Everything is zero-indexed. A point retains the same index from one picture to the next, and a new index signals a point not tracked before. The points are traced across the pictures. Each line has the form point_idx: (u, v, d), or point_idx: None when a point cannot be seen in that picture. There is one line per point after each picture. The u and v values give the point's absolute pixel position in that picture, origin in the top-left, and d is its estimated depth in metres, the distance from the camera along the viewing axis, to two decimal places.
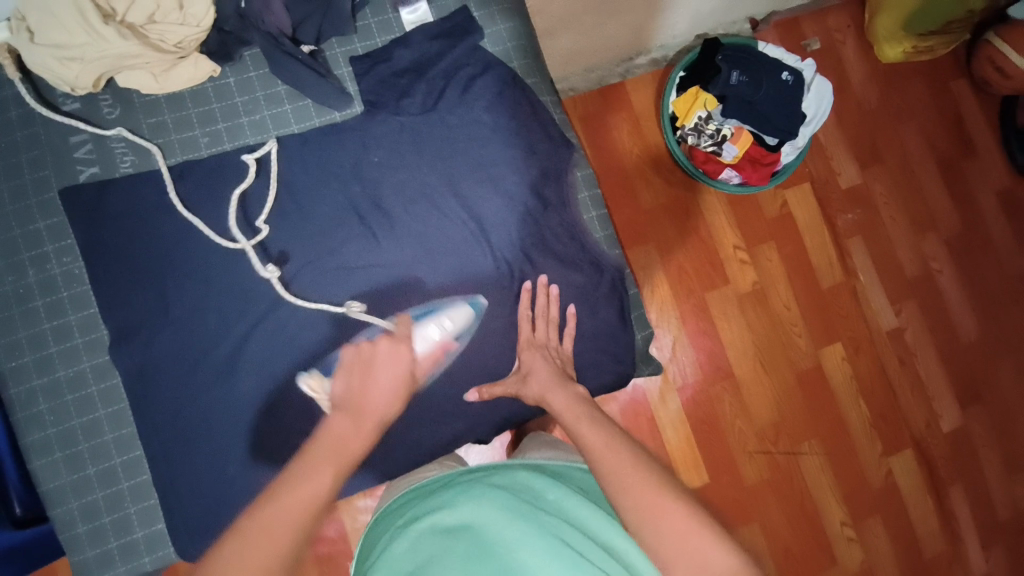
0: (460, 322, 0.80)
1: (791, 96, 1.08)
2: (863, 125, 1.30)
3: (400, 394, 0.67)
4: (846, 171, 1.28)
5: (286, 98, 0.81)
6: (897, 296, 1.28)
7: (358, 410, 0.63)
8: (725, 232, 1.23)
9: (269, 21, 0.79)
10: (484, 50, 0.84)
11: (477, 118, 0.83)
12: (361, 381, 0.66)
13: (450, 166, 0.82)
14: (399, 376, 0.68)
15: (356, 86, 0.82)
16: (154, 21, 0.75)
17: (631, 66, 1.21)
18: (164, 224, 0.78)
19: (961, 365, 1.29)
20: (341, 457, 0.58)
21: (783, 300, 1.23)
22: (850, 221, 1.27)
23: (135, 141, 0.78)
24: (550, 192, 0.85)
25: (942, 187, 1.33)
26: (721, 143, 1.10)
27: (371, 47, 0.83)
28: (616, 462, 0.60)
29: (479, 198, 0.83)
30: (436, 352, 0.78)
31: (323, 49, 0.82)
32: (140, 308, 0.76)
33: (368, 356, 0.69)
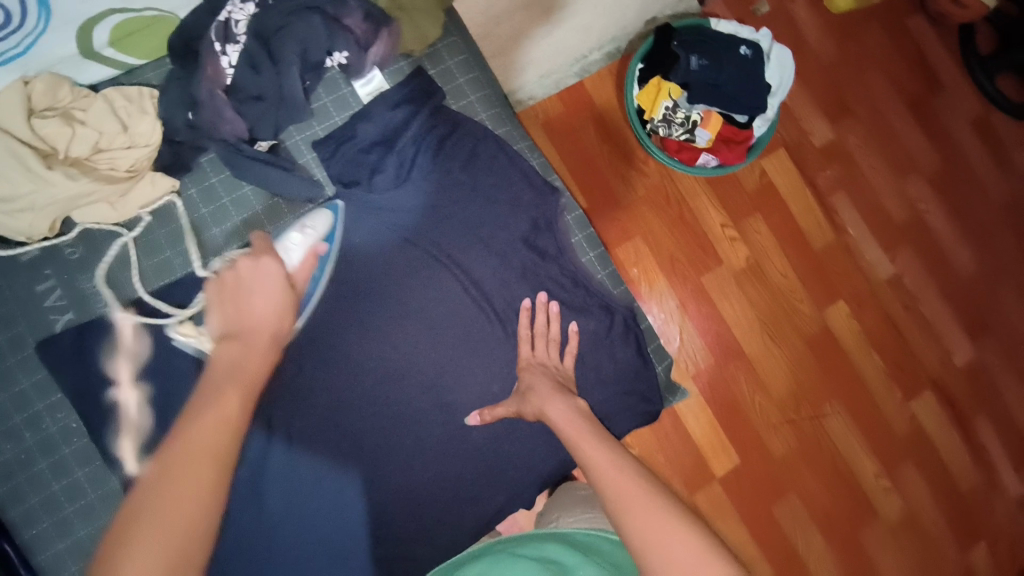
0: (323, 226, 0.76)
1: (754, 70, 1.06)
2: (826, 80, 1.29)
3: (281, 305, 0.68)
4: (817, 129, 1.28)
5: (253, 199, 0.78)
6: (889, 243, 1.28)
7: (242, 334, 0.64)
8: (709, 212, 1.22)
9: (225, 129, 0.76)
10: (448, 108, 0.80)
11: (456, 179, 0.80)
12: (236, 305, 0.67)
13: (438, 235, 0.80)
14: (276, 292, 0.68)
15: (323, 171, 0.80)
16: (101, 150, 0.74)
17: (586, 64, 1.19)
18: (153, 344, 0.75)
19: (964, 299, 1.30)
20: (241, 381, 0.59)
21: (780, 269, 1.23)
22: (830, 178, 1.27)
23: (104, 278, 0.75)
24: (544, 243, 0.83)
25: (916, 127, 1.32)
26: (693, 130, 1.09)
27: (331, 127, 0.80)
28: (619, 483, 0.63)
29: (470, 258, 0.81)
30: (309, 256, 0.74)
31: (283, 140, 0.79)
32: (142, 446, 0.74)
33: (235, 279, 0.68)
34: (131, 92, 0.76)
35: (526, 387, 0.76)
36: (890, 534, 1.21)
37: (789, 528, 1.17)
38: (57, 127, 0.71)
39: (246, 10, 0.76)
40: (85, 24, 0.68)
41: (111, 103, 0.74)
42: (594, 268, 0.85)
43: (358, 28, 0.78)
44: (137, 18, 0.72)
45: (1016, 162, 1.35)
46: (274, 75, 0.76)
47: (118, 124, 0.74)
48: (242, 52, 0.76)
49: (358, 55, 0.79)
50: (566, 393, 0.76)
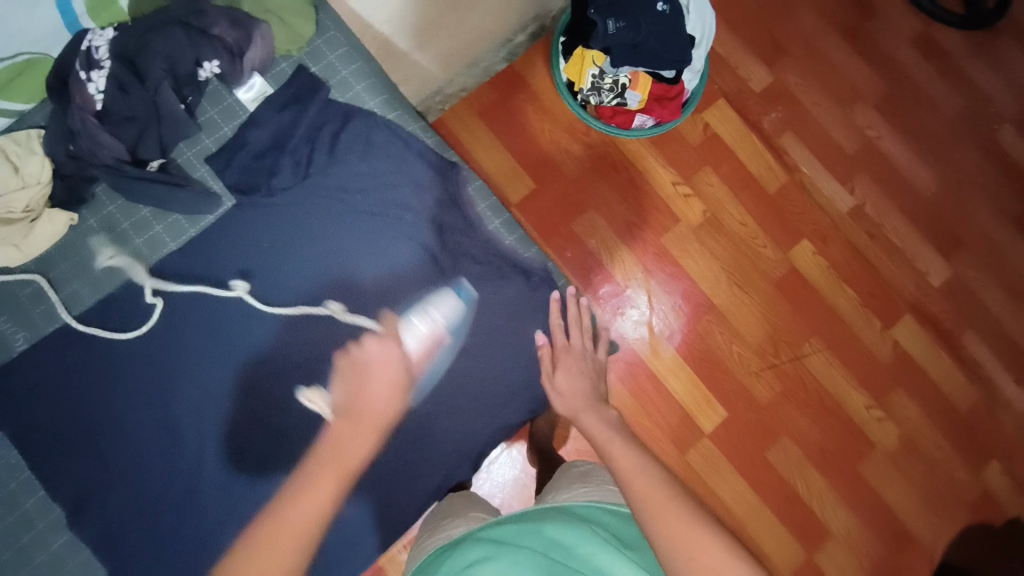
0: (448, 312, 0.75)
1: (674, 25, 1.05)
2: (757, 24, 1.29)
3: (393, 385, 0.65)
4: (755, 74, 1.28)
5: (153, 219, 0.70)
6: (845, 174, 1.27)
7: (358, 416, 0.63)
8: (658, 172, 1.22)
9: (103, 154, 0.66)
10: (335, 103, 0.74)
11: (356, 171, 0.75)
12: (357, 386, 0.65)
13: (345, 226, 0.75)
14: (388, 374, 0.66)
15: (220, 182, 0.72)
16: None
17: (512, 47, 1.20)
18: (81, 384, 0.69)
19: (932, 218, 1.28)
20: (344, 466, 0.60)
21: (738, 218, 1.23)
22: (775, 120, 1.27)
23: (19, 313, 0.68)
24: (452, 220, 0.78)
25: (855, 55, 1.31)
26: (623, 93, 1.09)
27: (222, 139, 0.72)
28: (647, 486, 0.60)
29: (383, 248, 0.75)
30: (425, 342, 0.72)
31: (174, 157, 0.71)
32: (83, 473, 0.68)
33: (359, 358, 0.67)
34: (18, 134, 0.65)
35: (560, 382, 0.75)
36: (891, 463, 1.19)
37: (787, 472, 1.17)
38: None
39: (106, 36, 0.64)
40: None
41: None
42: (508, 238, 0.80)
43: (228, 37, 0.69)
44: (10, 66, 0.61)
45: (965, 71, 1.34)
46: (144, 94, 0.66)
47: (7, 167, 0.64)
48: (110, 77, 0.65)
49: (232, 63, 0.70)
50: (588, 382, 0.77)
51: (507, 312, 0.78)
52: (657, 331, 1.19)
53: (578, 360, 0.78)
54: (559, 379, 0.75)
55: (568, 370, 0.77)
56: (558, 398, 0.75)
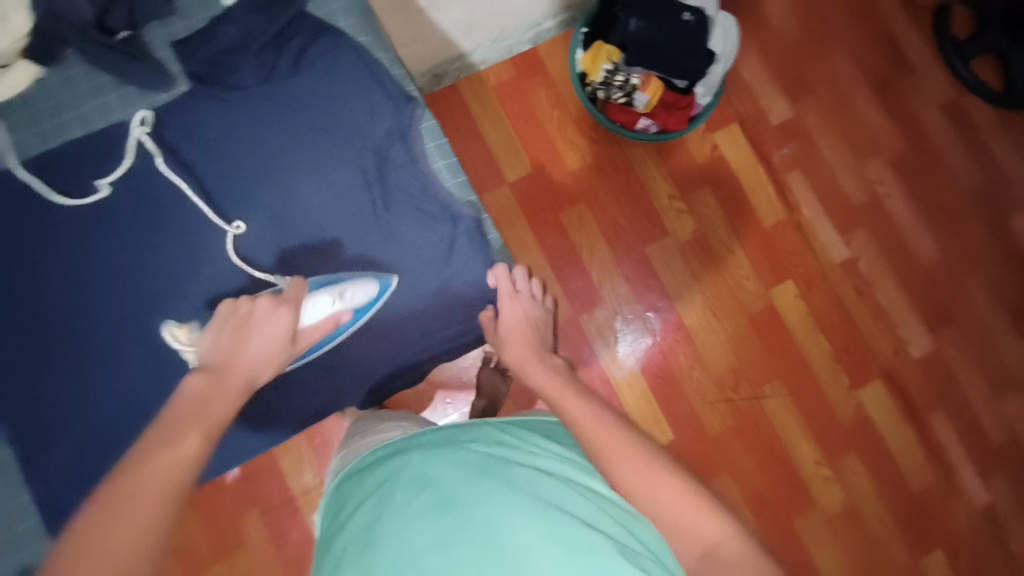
0: (357, 298, 0.72)
1: (695, 36, 1.04)
2: (790, 58, 1.28)
3: (276, 355, 0.63)
4: (775, 106, 1.26)
5: (110, 87, 0.73)
6: (845, 225, 1.24)
7: (222, 370, 0.58)
8: (657, 181, 1.20)
9: (73, 13, 0.68)
10: (310, 16, 0.75)
11: (315, 86, 0.75)
12: (233, 338, 0.62)
13: (293, 136, 0.75)
14: (273, 342, 0.63)
15: (179, 65, 0.74)
16: None
17: (539, 31, 1.19)
18: (11, 229, 0.71)
19: (926, 288, 1.25)
20: (203, 420, 0.53)
21: (727, 245, 1.20)
22: (786, 156, 1.25)
23: None
24: (396, 153, 0.77)
25: (881, 110, 1.29)
26: (631, 93, 1.08)
27: (193, 27, 0.74)
28: (606, 438, 0.58)
29: (323, 165, 0.75)
30: (326, 323, 0.70)
31: (143, 31, 0.73)
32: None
33: (245, 314, 0.63)
34: None
35: (503, 329, 0.76)
36: (827, 524, 1.16)
37: None
38: None
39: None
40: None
41: None
42: (448, 182, 0.78)
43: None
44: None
45: (991, 149, 1.30)
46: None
47: None
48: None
49: None
50: (531, 326, 0.78)
51: (433, 258, 0.77)
52: (620, 339, 1.17)
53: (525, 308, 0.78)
54: (505, 327, 0.76)
55: (511, 319, 0.77)
56: (507, 351, 0.75)
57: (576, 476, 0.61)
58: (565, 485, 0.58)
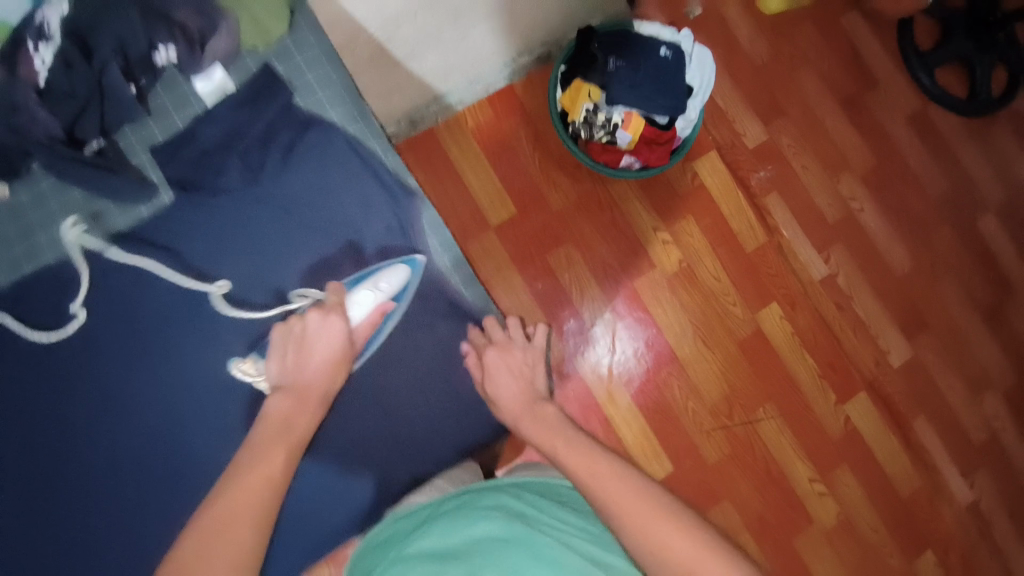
0: (394, 284, 0.74)
1: (672, 71, 1.06)
2: (761, 81, 1.29)
3: (340, 362, 0.68)
4: (750, 129, 1.27)
5: (82, 202, 0.69)
6: (823, 242, 1.26)
7: (300, 392, 0.66)
8: (642, 215, 1.20)
9: (38, 129, 0.64)
10: (297, 110, 0.73)
11: (308, 183, 0.73)
12: (298, 361, 0.67)
13: (289, 237, 0.72)
14: (334, 348, 0.68)
15: (160, 173, 0.70)
16: None
17: (515, 68, 1.18)
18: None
19: (902, 296, 1.29)
20: (290, 437, 0.62)
21: (713, 273, 1.21)
22: (764, 179, 1.26)
23: None
24: (397, 248, 0.76)
25: (850, 127, 1.32)
26: (613, 132, 1.07)
27: (170, 129, 0.71)
28: (608, 486, 0.62)
29: (322, 266, 0.73)
30: (374, 316, 0.72)
31: (116, 140, 0.70)
32: None
33: (301, 332, 0.68)
34: None
35: (497, 395, 0.74)
36: (824, 538, 1.18)
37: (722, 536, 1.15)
38: None
39: (60, 8, 0.63)
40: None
41: None
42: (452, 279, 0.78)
43: (190, 24, 0.68)
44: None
45: (955, 158, 1.35)
46: (88, 74, 0.65)
47: None
48: (56, 52, 0.64)
49: (189, 51, 0.69)
50: (522, 380, 0.77)
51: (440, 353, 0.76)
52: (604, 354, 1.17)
53: (510, 354, 0.77)
54: (496, 385, 0.74)
55: (501, 366, 0.76)
56: (501, 409, 0.74)
57: (593, 547, 0.62)
58: (583, 557, 0.59)
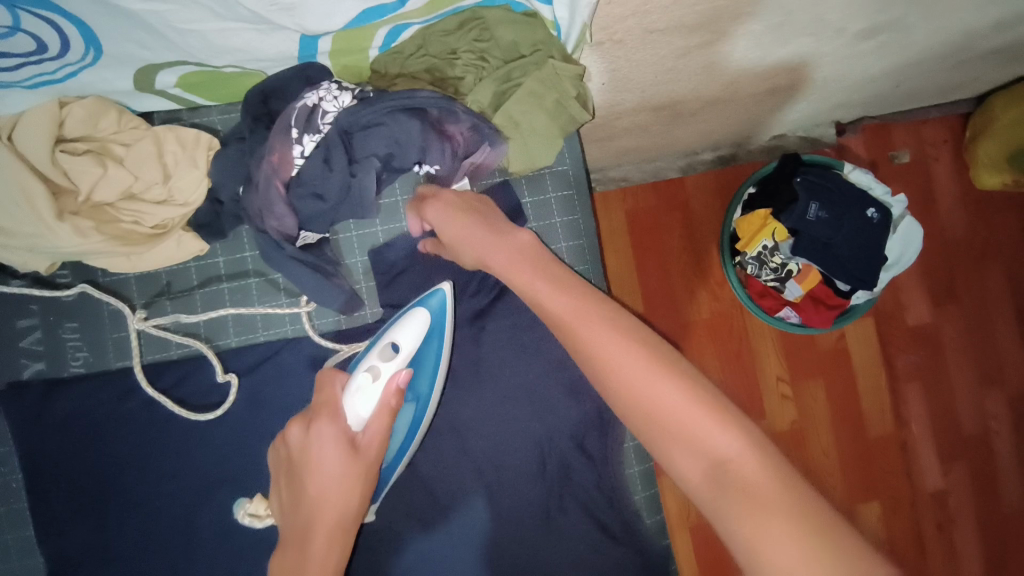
0: (411, 342, 0.55)
1: (875, 238, 0.92)
2: (945, 258, 1.15)
3: (352, 474, 0.52)
4: (915, 306, 1.14)
5: (281, 291, 0.61)
6: (947, 454, 1.15)
7: (302, 537, 0.52)
8: (770, 359, 1.11)
9: (271, 224, 0.55)
10: None
11: (514, 339, 0.64)
12: (296, 492, 0.53)
13: (479, 395, 0.63)
14: (334, 474, 0.51)
15: (367, 282, 0.62)
16: (131, 196, 0.57)
17: (693, 161, 1.08)
18: (131, 406, 0.60)
19: (1002, 536, 1.15)
20: None
21: (823, 446, 1.11)
22: (911, 363, 1.14)
23: (97, 302, 0.60)
24: (591, 445, 0.65)
25: (1021, 340, 1.18)
26: (784, 280, 0.97)
27: (394, 232, 0.61)
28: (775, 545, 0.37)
29: (499, 440, 0.63)
30: (389, 398, 0.53)
31: (335, 233, 0.61)
32: (89, 491, 0.59)
33: (294, 454, 0.53)
34: (185, 133, 0.57)
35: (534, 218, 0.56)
36: None
37: None
38: (86, 167, 0.54)
39: (340, 102, 0.51)
40: (146, 68, 0.50)
41: (160, 145, 0.56)
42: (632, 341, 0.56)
43: (460, 137, 0.55)
44: (212, 72, 0.52)
45: None
46: (345, 176, 0.54)
47: (159, 173, 0.57)
48: (320, 144, 0.53)
49: (452, 167, 0.57)
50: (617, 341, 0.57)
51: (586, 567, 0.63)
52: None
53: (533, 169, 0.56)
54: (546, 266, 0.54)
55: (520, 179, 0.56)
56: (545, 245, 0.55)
57: None
58: None
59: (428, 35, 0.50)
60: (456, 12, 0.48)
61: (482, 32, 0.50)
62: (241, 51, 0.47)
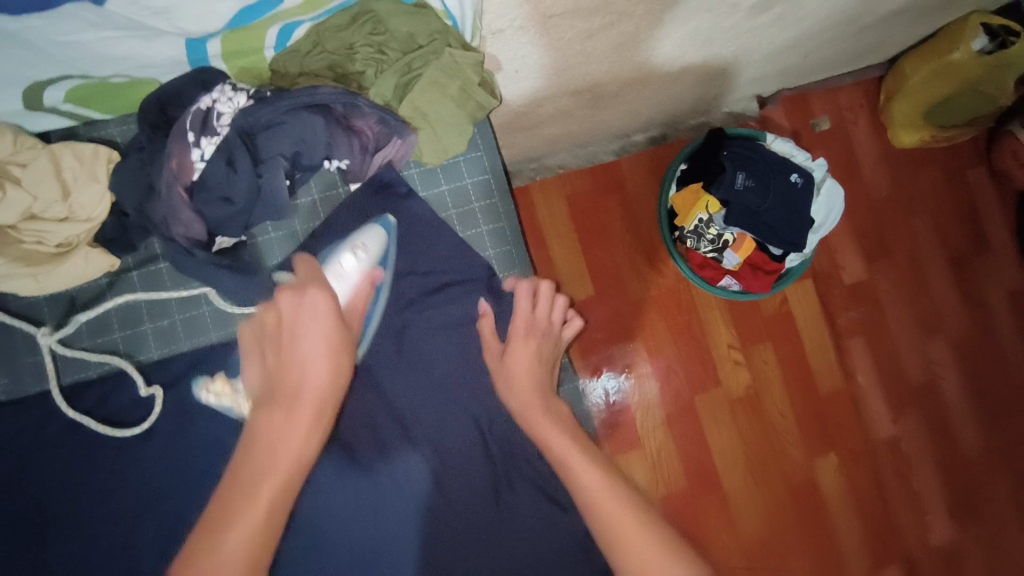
0: (376, 246, 0.60)
1: (801, 201, 0.96)
2: (873, 216, 1.21)
3: (338, 348, 0.48)
4: (849, 264, 1.20)
5: (201, 299, 0.61)
6: (896, 402, 1.20)
7: (291, 399, 0.45)
8: (720, 326, 1.14)
9: (178, 231, 0.55)
10: (451, 232, 0.64)
11: (447, 325, 0.65)
12: (278, 355, 0.48)
13: (420, 381, 0.65)
14: (328, 334, 0.48)
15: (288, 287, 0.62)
16: (33, 216, 0.55)
17: (627, 144, 1.12)
18: (62, 426, 0.60)
19: (957, 478, 1.21)
20: (273, 474, 0.42)
21: (778, 407, 1.16)
22: (852, 319, 1.19)
23: (11, 328, 0.59)
24: None
25: (953, 288, 1.24)
26: (721, 250, 1.00)
27: (314, 229, 0.62)
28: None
29: (444, 422, 0.65)
30: (366, 282, 0.59)
31: (252, 236, 0.61)
32: (21, 517, 0.59)
33: (277, 318, 0.49)
34: (82, 148, 0.57)
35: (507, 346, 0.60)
36: None
37: None
38: None
39: (236, 103, 0.52)
40: (31, 86, 0.50)
41: (57, 161, 0.55)
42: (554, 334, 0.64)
43: (369, 131, 0.57)
44: (101, 82, 0.51)
45: None
46: (251, 177, 0.54)
47: (57, 190, 0.56)
48: (220, 146, 0.53)
49: (362, 161, 0.59)
50: (544, 371, 0.60)
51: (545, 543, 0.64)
52: (599, 381, 1.10)
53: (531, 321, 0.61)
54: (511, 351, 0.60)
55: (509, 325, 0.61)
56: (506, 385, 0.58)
57: None
58: None
59: (322, 31, 0.50)
60: (345, 7, 0.48)
61: (376, 25, 0.50)
62: (127, 59, 0.47)
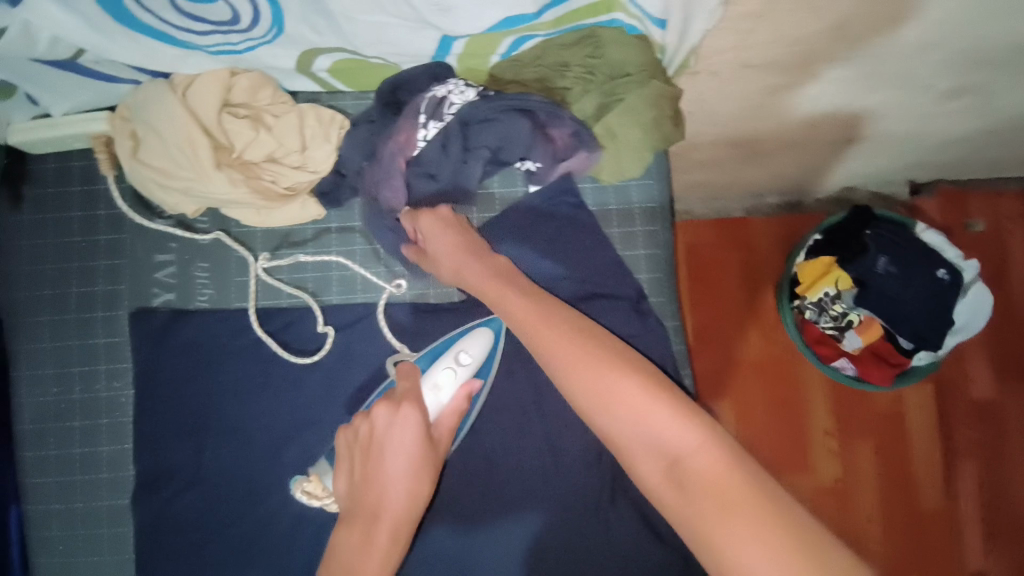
0: (479, 351, 0.63)
1: (944, 300, 0.91)
2: (1014, 332, 1.12)
3: (420, 462, 0.57)
4: (977, 378, 1.11)
5: (382, 259, 0.68)
6: (993, 538, 1.09)
7: (371, 518, 0.56)
8: (819, 411, 1.09)
9: (387, 196, 0.64)
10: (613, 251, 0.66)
11: None
12: (365, 476, 0.57)
13: (547, 382, 0.68)
14: (414, 455, 0.57)
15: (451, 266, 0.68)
16: (272, 160, 0.65)
17: (759, 204, 1.10)
18: (240, 343, 0.67)
19: None
20: None
21: (866, 509, 1.08)
22: (966, 436, 1.10)
23: (227, 247, 0.68)
24: None
25: None
26: (843, 330, 0.96)
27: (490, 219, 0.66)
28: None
29: (562, 428, 0.68)
30: (460, 400, 0.60)
31: None
32: (184, 415, 0.66)
33: (370, 439, 0.58)
34: (324, 112, 0.65)
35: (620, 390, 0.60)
36: None
37: None
38: (242, 128, 0.63)
39: (466, 96, 0.58)
40: (311, 51, 0.57)
41: (302, 119, 0.64)
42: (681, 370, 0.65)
43: (560, 140, 0.61)
44: (361, 60, 0.60)
45: None
46: (456, 162, 0.62)
47: (298, 143, 0.65)
48: (441, 132, 0.61)
49: (550, 167, 0.64)
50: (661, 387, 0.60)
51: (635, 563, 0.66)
52: None
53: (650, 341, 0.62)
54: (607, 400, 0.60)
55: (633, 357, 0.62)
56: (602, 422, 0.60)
57: None
58: None
59: (548, 48, 0.57)
60: (577, 29, 0.55)
61: (595, 50, 0.57)
62: (380, 45, 0.55)
